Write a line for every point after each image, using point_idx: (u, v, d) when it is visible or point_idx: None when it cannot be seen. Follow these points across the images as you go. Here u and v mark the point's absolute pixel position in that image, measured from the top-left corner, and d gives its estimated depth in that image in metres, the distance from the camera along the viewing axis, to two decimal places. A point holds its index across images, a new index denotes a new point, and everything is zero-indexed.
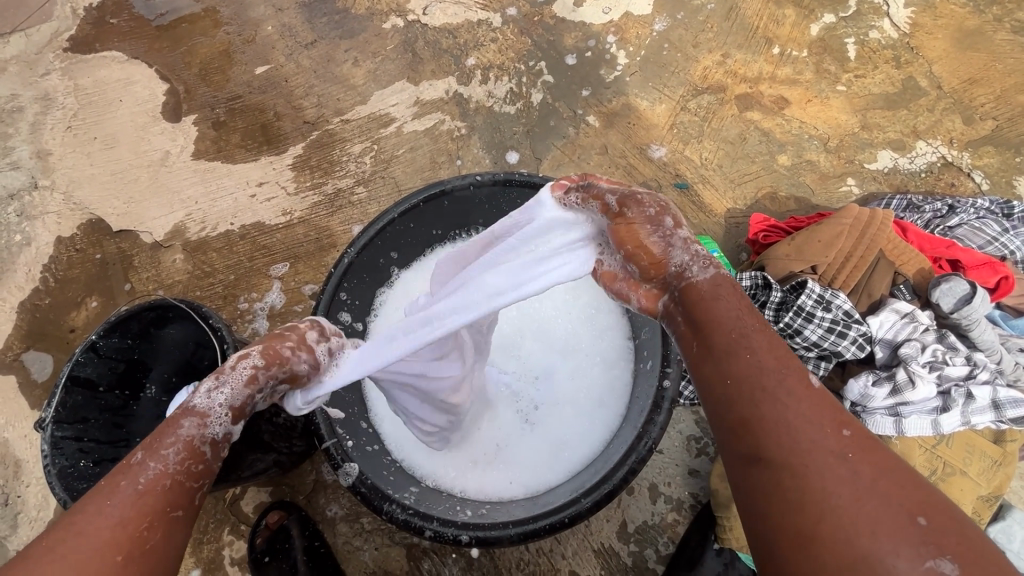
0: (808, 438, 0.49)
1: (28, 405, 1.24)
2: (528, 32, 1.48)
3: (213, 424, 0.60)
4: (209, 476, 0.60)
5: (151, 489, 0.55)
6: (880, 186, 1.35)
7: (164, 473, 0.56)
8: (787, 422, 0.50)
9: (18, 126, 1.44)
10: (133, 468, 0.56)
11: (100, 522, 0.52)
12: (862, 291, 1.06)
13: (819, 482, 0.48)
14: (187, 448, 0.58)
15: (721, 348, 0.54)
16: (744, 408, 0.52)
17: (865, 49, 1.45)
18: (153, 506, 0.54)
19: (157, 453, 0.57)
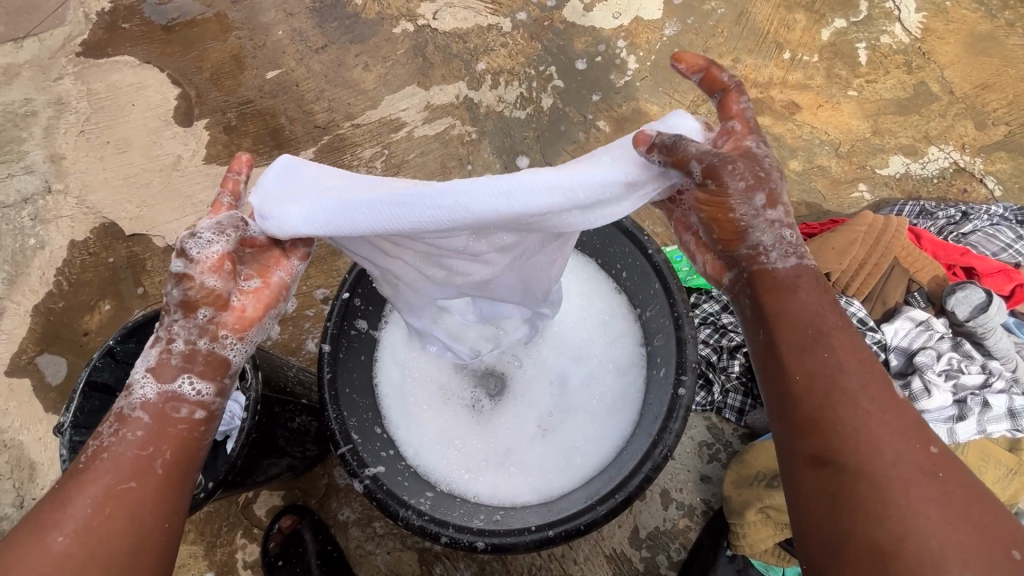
0: (891, 458, 0.54)
1: (42, 408, 1.25)
2: (539, 36, 1.48)
3: (139, 389, 0.63)
4: (160, 444, 0.62)
5: (93, 467, 0.59)
6: (891, 192, 1.35)
7: (102, 449, 0.60)
8: (873, 441, 0.54)
9: (32, 130, 1.46)
10: (84, 452, 0.61)
11: (48, 503, 0.58)
12: (877, 298, 1.06)
13: (906, 500, 0.52)
14: (127, 422, 0.62)
15: (802, 356, 0.59)
16: (827, 420, 0.56)
17: (876, 53, 1.45)
18: (96, 483, 0.58)
19: (100, 433, 0.62)
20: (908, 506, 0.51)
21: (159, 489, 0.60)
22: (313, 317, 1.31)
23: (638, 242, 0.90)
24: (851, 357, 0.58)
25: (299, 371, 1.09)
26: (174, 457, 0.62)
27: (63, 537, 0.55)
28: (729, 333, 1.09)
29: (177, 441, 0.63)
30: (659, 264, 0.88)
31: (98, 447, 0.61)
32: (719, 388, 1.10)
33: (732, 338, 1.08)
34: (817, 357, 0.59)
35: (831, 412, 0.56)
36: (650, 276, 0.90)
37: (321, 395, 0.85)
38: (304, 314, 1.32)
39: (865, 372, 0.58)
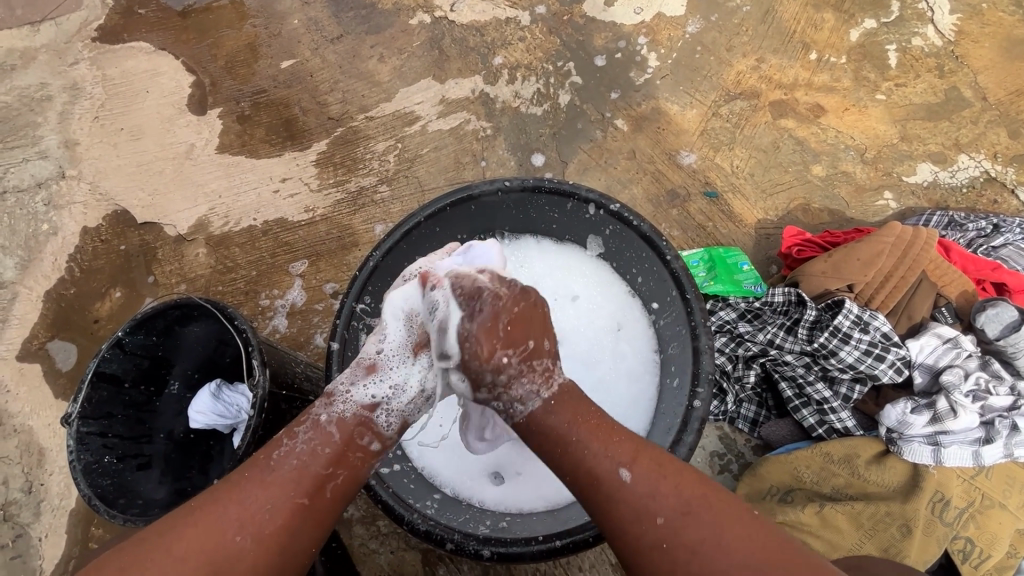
0: (646, 518, 0.59)
1: (53, 393, 1.25)
2: (557, 31, 1.45)
3: (336, 405, 0.70)
4: (338, 466, 0.66)
5: (281, 469, 0.64)
6: (918, 201, 1.31)
7: (295, 457, 0.65)
8: (634, 509, 0.60)
9: (47, 115, 1.45)
10: (275, 446, 0.66)
11: (237, 489, 0.62)
12: (902, 313, 1.03)
13: (667, 553, 0.57)
14: (322, 433, 0.67)
15: (566, 453, 0.64)
16: (596, 501, 0.62)
17: (907, 56, 1.40)
18: (279, 487, 0.63)
19: (294, 433, 0.67)
20: (671, 558, 0.57)
21: (323, 514, 0.64)
22: (322, 312, 1.30)
23: (656, 247, 0.87)
24: (595, 436, 0.64)
25: (307, 367, 1.08)
26: (344, 484, 0.66)
27: (243, 537, 0.60)
28: (746, 342, 1.06)
29: (351, 468, 0.67)
30: (677, 271, 0.85)
31: (290, 447, 0.66)
32: (733, 398, 1.07)
33: (748, 347, 1.06)
34: (575, 448, 0.64)
35: (597, 492, 0.62)
36: (667, 282, 0.87)
37: None
38: (313, 308, 1.31)
39: (606, 443, 0.64)
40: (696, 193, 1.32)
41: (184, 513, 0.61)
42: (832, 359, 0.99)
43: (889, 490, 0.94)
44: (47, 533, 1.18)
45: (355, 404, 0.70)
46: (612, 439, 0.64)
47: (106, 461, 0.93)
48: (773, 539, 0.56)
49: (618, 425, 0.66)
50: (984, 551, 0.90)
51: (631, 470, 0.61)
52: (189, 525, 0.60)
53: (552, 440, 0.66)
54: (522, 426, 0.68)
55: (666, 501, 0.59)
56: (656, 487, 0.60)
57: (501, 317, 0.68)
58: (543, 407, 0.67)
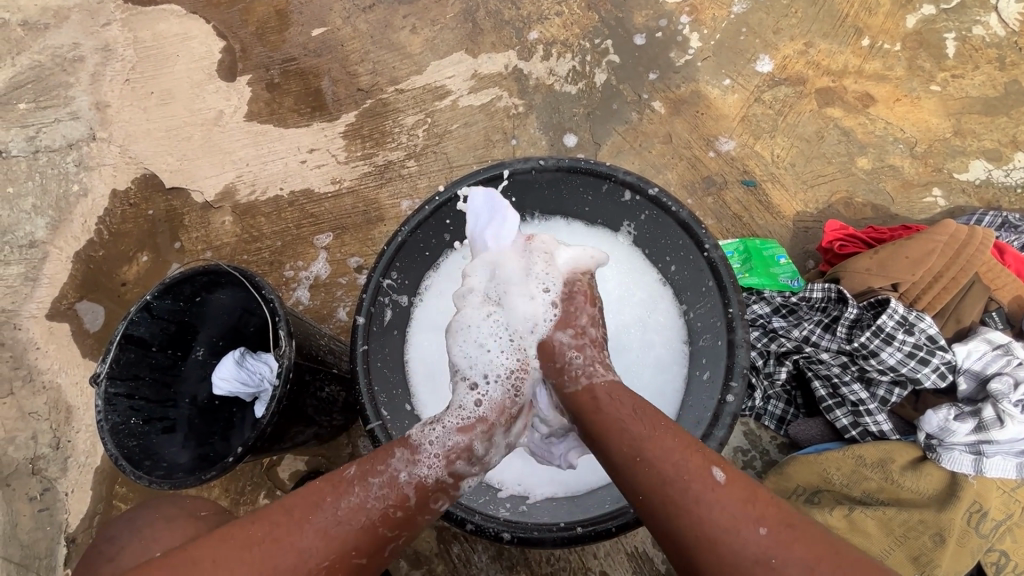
0: (743, 527, 0.55)
1: (81, 353, 1.27)
2: (596, 7, 1.40)
3: (422, 463, 0.68)
4: (403, 526, 0.66)
5: (350, 524, 0.62)
6: (968, 200, 1.25)
7: (362, 507, 0.64)
8: (728, 515, 0.56)
9: (79, 76, 1.45)
10: (346, 494, 0.64)
11: (299, 536, 0.60)
12: (950, 315, 1.00)
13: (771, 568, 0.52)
14: (397, 491, 0.66)
15: (645, 447, 0.62)
16: (685, 502, 0.58)
17: (966, 46, 1.32)
18: (344, 541, 0.61)
19: (369, 484, 0.65)
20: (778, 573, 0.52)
21: (373, 571, 0.65)
22: (346, 286, 1.30)
23: (694, 235, 0.83)
24: (679, 437, 0.63)
25: (330, 341, 1.07)
26: (401, 546, 0.66)
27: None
28: (779, 338, 1.03)
29: (412, 525, 0.66)
30: (715, 261, 0.81)
31: (361, 501, 0.64)
32: (761, 394, 1.04)
33: (781, 343, 1.02)
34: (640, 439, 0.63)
35: (684, 491, 0.58)
36: (704, 272, 0.84)
37: (353, 366, 0.81)
38: (337, 281, 1.30)
39: (691, 446, 0.62)
40: (733, 181, 1.28)
41: (242, 548, 0.58)
42: (872, 360, 0.96)
43: (924, 498, 0.91)
44: (73, 489, 1.20)
45: (439, 467, 0.69)
46: (694, 445, 0.63)
47: (133, 423, 0.94)
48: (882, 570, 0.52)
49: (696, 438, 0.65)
50: (1019, 565, 0.88)
51: (722, 472, 0.59)
52: (245, 561, 0.58)
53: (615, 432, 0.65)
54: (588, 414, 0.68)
55: (764, 511, 0.56)
56: (748, 496, 0.58)
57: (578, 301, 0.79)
58: (605, 396, 0.68)
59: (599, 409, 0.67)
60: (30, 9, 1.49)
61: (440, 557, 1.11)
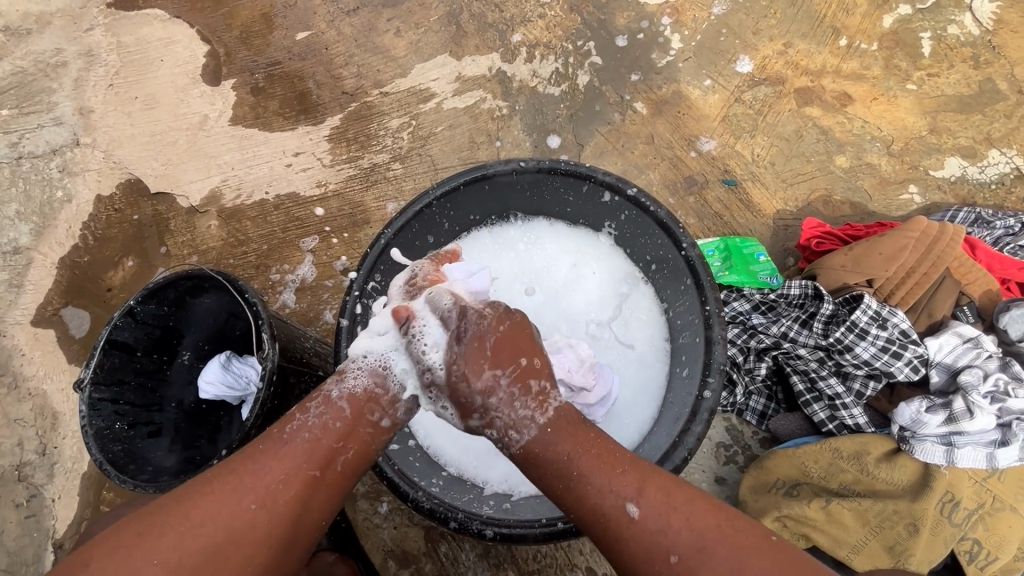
0: (657, 555, 0.59)
1: (66, 359, 1.27)
2: (578, 9, 1.41)
3: (350, 377, 0.69)
4: (348, 440, 0.67)
5: (294, 443, 0.65)
6: (944, 196, 1.27)
7: (304, 427, 0.66)
8: (643, 547, 0.60)
9: (62, 81, 1.44)
10: (290, 420, 0.67)
11: (251, 460, 0.64)
12: (922, 310, 1.02)
13: None
14: (332, 408, 0.67)
15: (570, 490, 0.63)
16: (605, 536, 0.62)
17: (941, 45, 1.35)
18: (292, 459, 0.64)
19: (305, 408, 0.67)
20: None
21: (335, 487, 0.66)
22: (332, 288, 1.30)
23: (671, 234, 0.85)
24: (599, 470, 0.63)
25: (316, 343, 1.08)
26: (355, 458, 0.67)
27: (255, 506, 0.62)
28: (758, 335, 1.05)
29: (362, 441, 0.67)
30: (692, 259, 0.83)
31: (302, 422, 0.66)
32: (742, 389, 1.06)
33: (761, 339, 1.04)
34: (572, 483, 0.63)
35: (605, 530, 0.62)
36: (681, 269, 0.85)
37: (336, 368, 0.82)
38: (323, 284, 1.31)
39: (611, 475, 0.63)
40: (714, 181, 1.29)
41: (201, 481, 0.63)
42: (847, 354, 0.98)
43: (899, 488, 0.93)
44: (60, 495, 1.20)
45: (366, 380, 0.69)
46: (615, 471, 0.63)
47: (118, 428, 0.95)
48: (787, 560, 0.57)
49: (622, 455, 0.64)
50: (991, 553, 0.90)
51: (638, 504, 0.61)
52: (206, 492, 0.62)
53: (551, 473, 0.65)
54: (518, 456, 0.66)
55: (678, 535, 0.59)
56: (666, 519, 0.60)
57: (487, 337, 0.67)
58: (540, 442, 0.65)
59: (538, 454, 0.65)
60: (12, 14, 1.48)
61: (428, 556, 1.12)
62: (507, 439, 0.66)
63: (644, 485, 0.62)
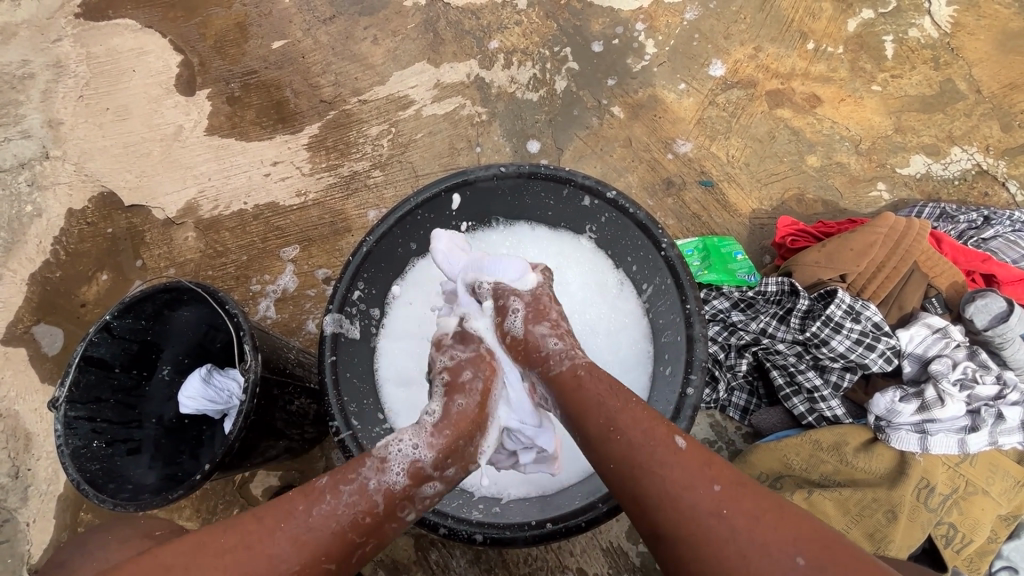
0: (698, 485, 0.58)
1: (39, 378, 1.23)
2: (554, 16, 1.43)
3: (390, 471, 0.66)
4: (373, 536, 0.64)
5: (321, 530, 0.61)
6: (911, 192, 1.32)
7: (334, 516, 0.62)
8: (682, 475, 0.59)
9: (30, 94, 1.41)
10: (318, 501, 0.63)
11: (272, 539, 0.59)
12: (894, 303, 1.05)
13: (724, 520, 0.55)
14: (367, 500, 0.64)
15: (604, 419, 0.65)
16: (647, 460, 0.61)
17: (903, 47, 1.40)
18: (313, 545, 0.60)
19: (338, 491, 0.64)
20: (727, 526, 0.55)
21: None
22: (314, 298, 1.29)
23: (651, 236, 0.86)
24: (646, 412, 0.65)
25: (299, 353, 1.07)
26: (369, 553, 0.65)
27: None
28: (738, 331, 1.07)
29: (383, 537, 0.66)
30: (671, 260, 0.84)
31: (332, 508, 0.63)
32: (724, 386, 1.08)
33: (740, 336, 1.06)
34: (611, 413, 0.65)
35: (647, 454, 0.61)
36: (662, 270, 0.87)
37: (321, 377, 0.81)
38: (305, 294, 1.30)
39: (656, 417, 0.65)
40: (691, 182, 1.32)
41: (215, 555, 0.58)
42: (823, 348, 1.00)
43: (877, 476, 0.97)
44: (33, 520, 1.16)
45: (404, 476, 0.67)
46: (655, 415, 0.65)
47: (95, 446, 0.92)
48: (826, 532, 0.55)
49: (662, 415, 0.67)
50: (965, 536, 0.94)
51: (684, 439, 0.62)
52: (220, 567, 0.57)
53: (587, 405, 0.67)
54: (575, 376, 0.70)
55: (714, 472, 0.59)
56: (704, 459, 0.60)
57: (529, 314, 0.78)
58: (584, 379, 0.70)
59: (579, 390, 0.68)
60: None
61: (419, 565, 1.11)
62: (536, 391, 0.73)
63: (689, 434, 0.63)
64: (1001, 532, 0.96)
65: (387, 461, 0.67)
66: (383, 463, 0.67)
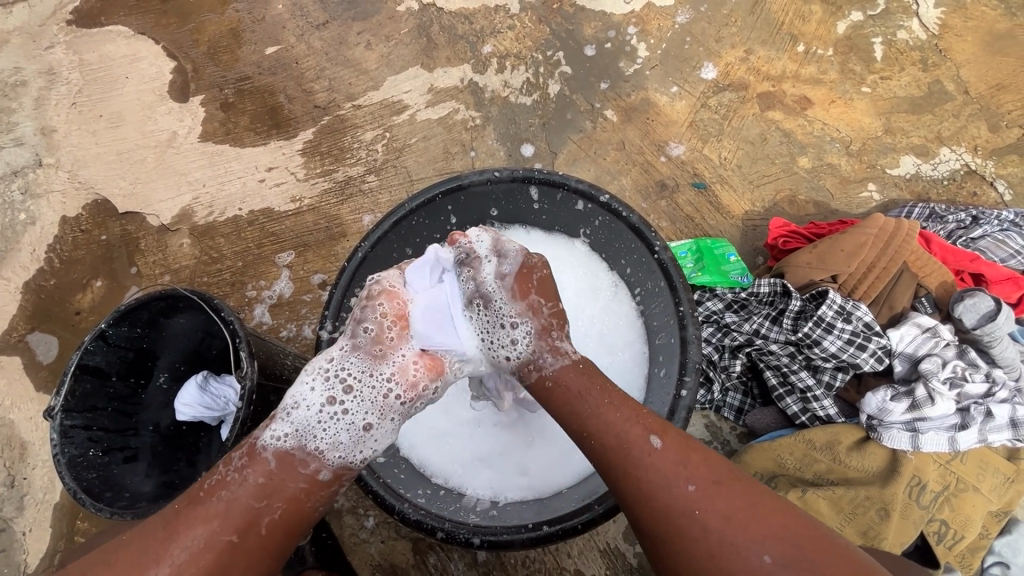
0: (675, 485, 0.60)
1: (34, 387, 1.23)
2: (547, 20, 1.44)
3: (277, 425, 0.66)
4: (274, 496, 0.63)
5: (211, 502, 0.62)
6: (901, 193, 1.33)
7: (223, 484, 0.63)
8: (661, 479, 0.61)
9: (22, 101, 1.41)
10: (212, 476, 0.65)
11: (162, 528, 0.61)
12: (884, 303, 1.06)
13: (697, 520, 0.58)
14: (253, 461, 0.64)
15: (592, 421, 0.66)
16: (621, 470, 0.62)
17: (892, 49, 1.42)
18: (205, 522, 0.61)
19: (230, 460, 0.65)
20: (700, 525, 0.58)
21: (257, 548, 0.62)
22: (311, 303, 1.29)
23: (644, 239, 0.87)
24: (623, 407, 0.66)
25: (295, 359, 1.07)
26: (283, 516, 0.63)
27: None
28: (732, 332, 1.08)
29: (291, 499, 0.64)
30: (665, 263, 0.85)
31: (223, 477, 0.64)
32: (719, 386, 1.09)
33: (734, 337, 1.07)
34: (592, 411, 0.66)
35: (623, 456, 0.63)
36: (655, 272, 0.87)
37: None
38: (301, 299, 1.30)
39: (634, 413, 0.65)
40: (684, 184, 1.33)
41: (109, 553, 0.61)
42: (816, 348, 1.01)
43: (869, 475, 0.98)
44: (29, 529, 1.16)
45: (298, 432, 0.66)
46: (638, 411, 0.66)
47: (91, 455, 0.92)
48: (799, 517, 0.58)
49: (644, 403, 0.67)
50: (956, 532, 0.95)
51: (661, 439, 0.63)
52: (109, 569, 0.59)
53: (571, 400, 0.68)
54: (547, 386, 0.70)
55: (693, 471, 0.61)
56: (685, 457, 0.62)
57: (533, 272, 0.75)
58: (569, 370, 0.69)
59: (575, 395, 0.68)
60: None
61: (417, 569, 1.11)
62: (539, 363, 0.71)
63: (675, 435, 0.64)
64: (992, 528, 0.97)
65: (279, 413, 0.67)
66: (273, 417, 0.67)
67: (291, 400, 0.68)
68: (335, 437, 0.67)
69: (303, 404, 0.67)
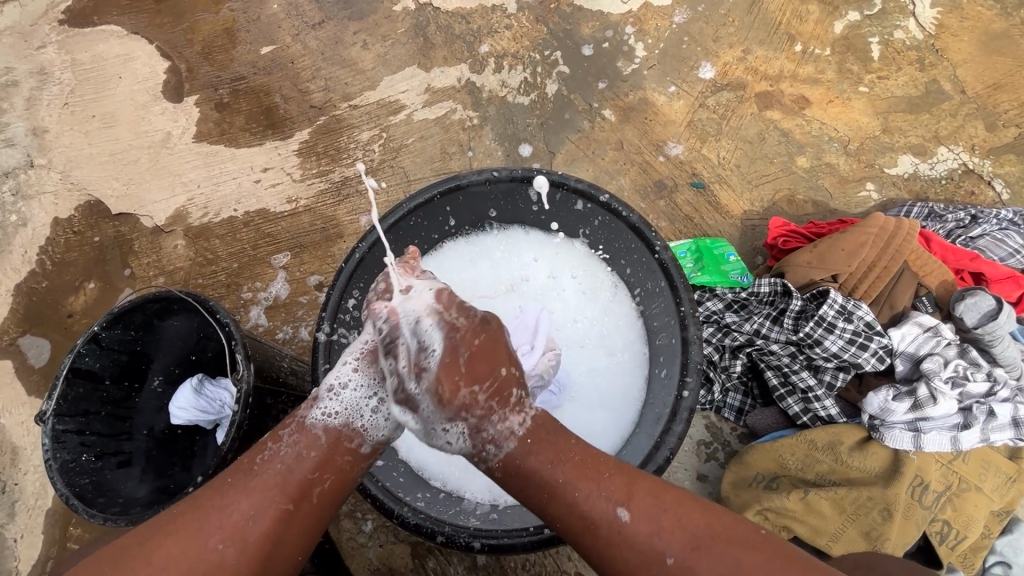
0: (653, 559, 0.57)
1: (25, 391, 1.21)
2: (544, 20, 1.43)
3: (322, 405, 0.67)
4: (326, 471, 0.65)
5: (265, 474, 0.62)
6: (899, 192, 1.33)
7: (275, 459, 0.63)
8: (637, 552, 0.58)
9: (13, 101, 1.39)
10: (260, 450, 0.64)
11: (219, 494, 0.61)
12: (884, 302, 1.06)
13: None
14: (307, 436, 0.65)
15: (555, 498, 0.62)
16: (595, 546, 0.60)
17: (889, 49, 1.42)
18: (260, 494, 0.61)
19: (278, 437, 0.65)
20: None
21: (309, 520, 0.63)
22: (307, 305, 1.28)
23: (645, 239, 0.86)
24: (583, 477, 0.62)
25: (292, 361, 1.06)
26: (332, 488, 0.65)
27: (223, 543, 0.59)
28: (732, 332, 1.07)
29: (341, 472, 0.66)
30: (666, 262, 0.84)
31: (274, 452, 0.64)
32: (719, 387, 1.09)
33: (734, 337, 1.07)
34: (557, 491, 0.62)
35: (595, 539, 0.60)
36: (656, 272, 0.87)
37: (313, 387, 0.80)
38: (297, 301, 1.28)
39: (597, 481, 0.61)
40: (682, 184, 1.33)
41: (168, 520, 0.60)
42: (817, 348, 1.01)
43: (871, 475, 0.97)
44: (20, 535, 1.14)
45: (343, 412, 0.67)
46: (601, 475, 0.62)
47: (84, 460, 0.91)
48: (775, 552, 0.56)
49: (605, 457, 0.63)
50: (959, 532, 0.95)
51: (629, 509, 0.60)
52: (172, 531, 0.59)
53: (529, 481, 0.63)
54: (499, 471, 0.65)
55: (669, 537, 0.58)
56: (656, 523, 0.59)
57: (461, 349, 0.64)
58: (520, 451, 0.63)
59: (533, 476, 0.62)
60: None
61: (416, 573, 1.10)
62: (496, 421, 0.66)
63: (642, 499, 0.60)
64: (993, 527, 0.97)
65: (320, 395, 0.68)
66: (316, 397, 0.68)
67: (336, 380, 0.68)
68: (378, 419, 0.68)
69: (351, 384, 0.68)
